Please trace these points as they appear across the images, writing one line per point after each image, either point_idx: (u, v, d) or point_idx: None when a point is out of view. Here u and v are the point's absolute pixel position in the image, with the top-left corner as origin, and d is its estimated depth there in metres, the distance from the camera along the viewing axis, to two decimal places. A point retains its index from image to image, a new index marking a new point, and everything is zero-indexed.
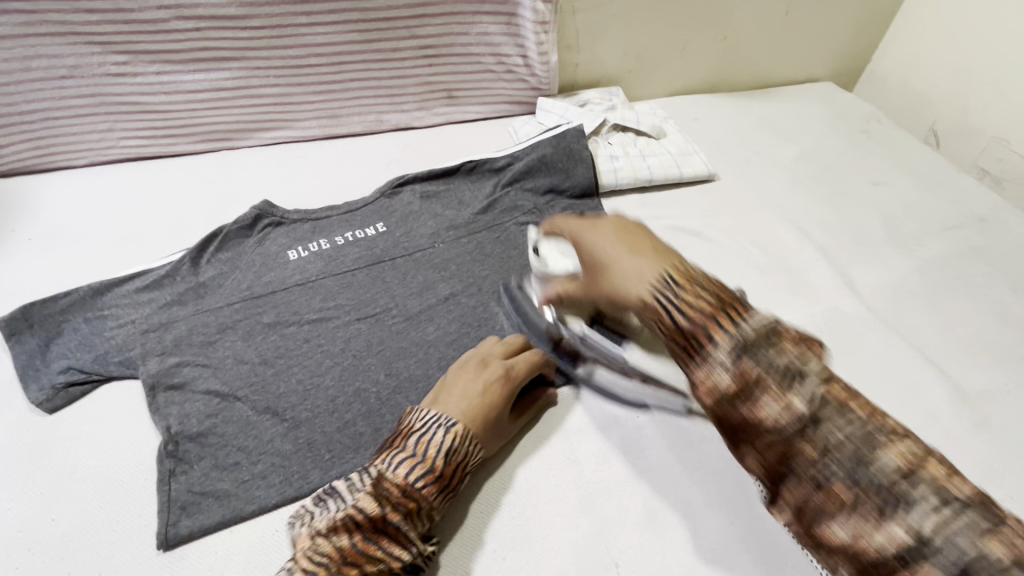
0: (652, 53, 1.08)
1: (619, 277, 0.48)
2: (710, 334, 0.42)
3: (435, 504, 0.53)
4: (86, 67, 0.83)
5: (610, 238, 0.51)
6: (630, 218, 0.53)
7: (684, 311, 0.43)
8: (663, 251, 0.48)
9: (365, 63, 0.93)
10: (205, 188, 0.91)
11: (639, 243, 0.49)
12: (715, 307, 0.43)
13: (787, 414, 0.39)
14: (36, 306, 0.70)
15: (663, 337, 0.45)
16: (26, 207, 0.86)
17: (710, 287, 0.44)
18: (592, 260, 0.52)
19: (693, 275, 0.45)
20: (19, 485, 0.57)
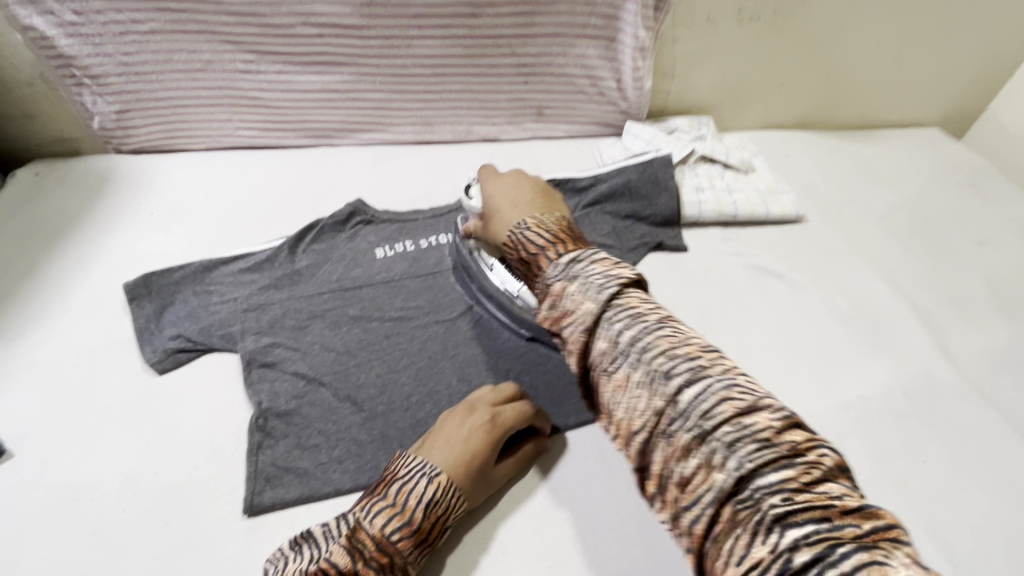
0: (748, 85, 1.06)
1: (497, 220, 0.63)
2: (541, 261, 0.55)
3: (409, 559, 0.51)
4: (219, 62, 0.91)
5: (501, 194, 0.64)
6: (519, 176, 0.66)
7: (529, 245, 0.56)
8: (533, 202, 0.62)
9: (464, 76, 0.97)
10: (306, 180, 0.97)
11: (518, 198, 0.63)
12: (554, 242, 0.55)
13: (640, 372, 0.46)
14: (155, 276, 0.77)
15: (520, 263, 0.59)
16: (150, 184, 0.96)
17: (552, 227, 0.57)
18: (486, 209, 0.65)
19: (542, 221, 0.58)
20: (130, 436, 0.63)
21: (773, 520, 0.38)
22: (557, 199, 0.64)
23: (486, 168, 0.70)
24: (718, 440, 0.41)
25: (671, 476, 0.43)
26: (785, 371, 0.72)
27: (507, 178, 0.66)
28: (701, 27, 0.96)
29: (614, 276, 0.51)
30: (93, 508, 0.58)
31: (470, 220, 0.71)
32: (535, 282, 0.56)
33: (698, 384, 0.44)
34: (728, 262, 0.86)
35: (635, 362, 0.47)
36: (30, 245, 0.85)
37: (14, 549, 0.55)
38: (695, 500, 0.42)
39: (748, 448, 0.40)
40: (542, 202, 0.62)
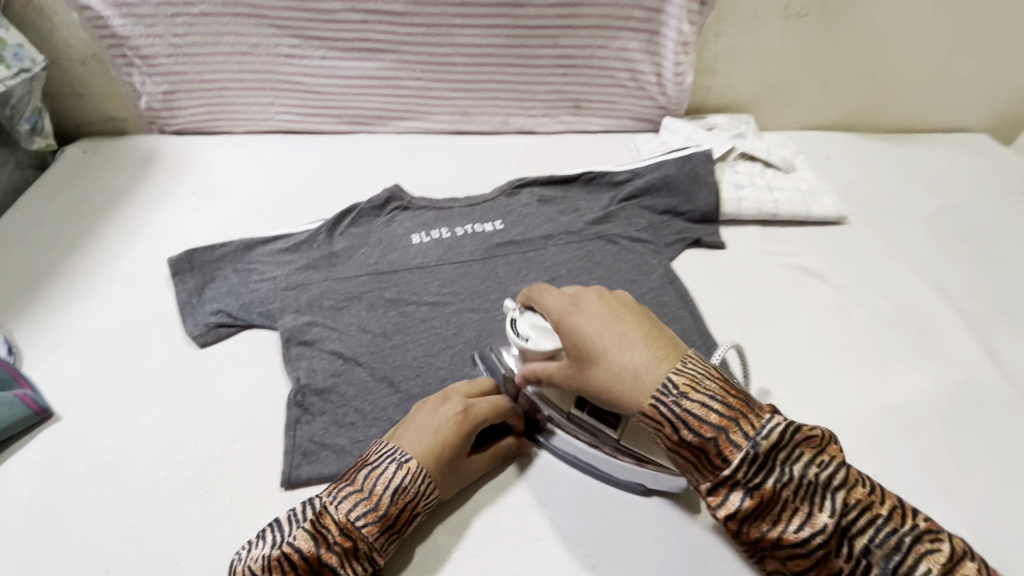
0: (791, 84, 1.04)
1: (609, 373, 0.50)
2: (724, 446, 0.45)
3: (374, 545, 0.50)
4: (265, 46, 0.93)
5: (605, 331, 0.51)
6: (614, 304, 0.53)
7: (696, 423, 0.46)
8: (655, 345, 0.50)
9: (504, 66, 0.97)
10: (344, 165, 0.98)
11: (631, 336, 0.50)
12: (726, 416, 0.45)
13: (829, 535, 0.43)
14: (198, 253, 0.79)
15: (671, 445, 0.47)
16: (193, 164, 0.98)
17: (711, 389, 0.47)
18: (583, 352, 0.51)
19: (693, 378, 0.47)
20: (173, 406, 0.65)
21: None
22: (669, 332, 0.53)
23: (548, 290, 0.58)
24: None
25: None
26: (825, 373, 0.71)
27: (595, 307, 0.53)
28: (746, 22, 0.95)
29: (783, 424, 0.45)
30: (136, 473, 0.59)
31: (540, 364, 0.56)
32: (712, 475, 0.46)
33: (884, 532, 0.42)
34: (768, 261, 0.85)
35: (810, 512, 0.43)
36: (78, 220, 0.87)
37: (61, 509, 0.56)
38: None
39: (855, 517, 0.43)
40: (665, 344, 0.50)
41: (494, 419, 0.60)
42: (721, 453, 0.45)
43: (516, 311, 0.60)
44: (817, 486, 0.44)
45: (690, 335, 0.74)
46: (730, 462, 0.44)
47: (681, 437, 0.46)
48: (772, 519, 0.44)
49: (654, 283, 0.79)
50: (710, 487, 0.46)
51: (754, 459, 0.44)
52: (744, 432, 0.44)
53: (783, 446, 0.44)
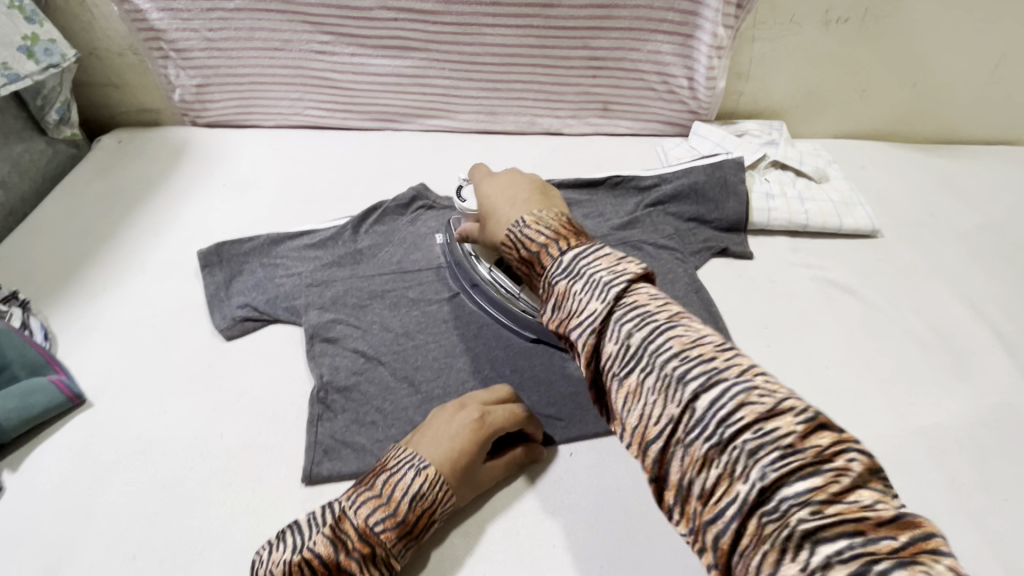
0: (826, 90, 1.01)
1: (495, 218, 0.60)
2: (545, 258, 0.51)
3: (392, 551, 0.51)
4: (297, 42, 0.93)
5: (501, 192, 0.62)
6: (518, 175, 0.64)
7: (529, 244, 0.53)
8: (535, 198, 0.59)
9: (533, 67, 0.97)
10: (371, 162, 0.99)
11: (519, 195, 0.60)
12: (554, 238, 0.52)
13: (654, 376, 0.42)
14: (227, 246, 0.80)
15: (521, 266, 0.55)
16: (223, 157, 0.99)
17: (552, 223, 0.53)
18: (482, 210, 0.63)
19: (542, 215, 0.55)
20: (200, 397, 0.66)
21: (813, 547, 0.33)
22: (557, 198, 0.62)
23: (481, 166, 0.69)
24: (752, 454, 0.36)
25: (699, 495, 0.38)
26: (854, 392, 0.70)
27: (501, 176, 0.65)
28: (784, 27, 0.92)
29: (620, 270, 0.47)
30: (163, 461, 0.60)
31: (465, 221, 0.69)
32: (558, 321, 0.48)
33: (721, 389, 0.39)
34: (796, 273, 0.83)
35: (609, 325, 0.45)
36: (112, 209, 0.89)
37: (92, 493, 0.58)
38: (729, 523, 0.37)
39: (769, 457, 0.36)
40: (546, 199, 0.60)
41: (510, 426, 0.60)
42: (615, 365, 0.44)
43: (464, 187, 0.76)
44: (769, 413, 0.37)
45: None
46: (545, 268, 0.51)
47: (521, 254, 0.54)
48: (563, 309, 0.47)
49: (679, 292, 0.78)
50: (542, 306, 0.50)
51: (668, 375, 0.41)
52: (561, 245, 0.51)
53: (589, 256, 0.49)
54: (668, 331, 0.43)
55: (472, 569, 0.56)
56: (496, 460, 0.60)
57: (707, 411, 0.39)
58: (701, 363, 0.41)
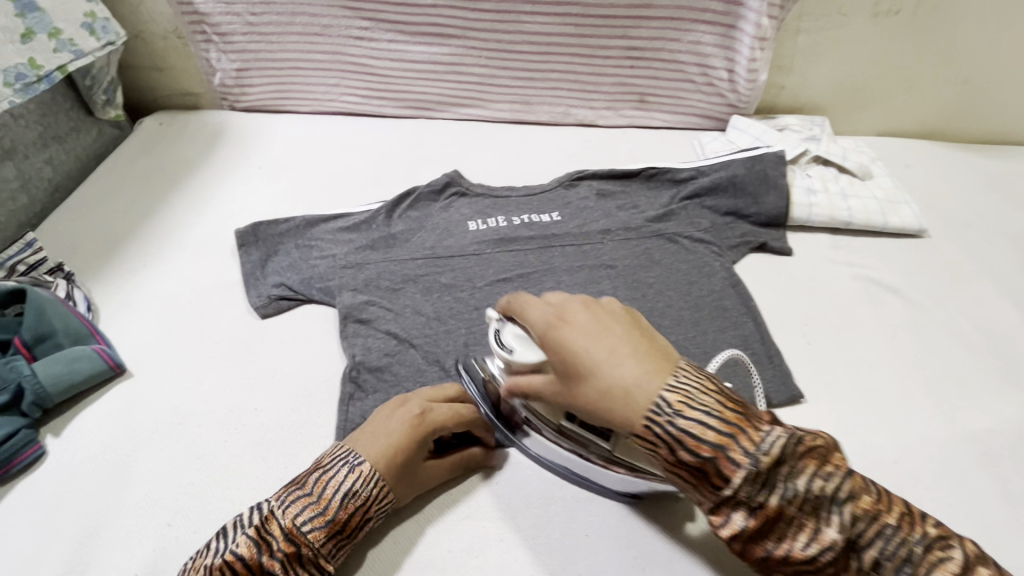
0: (872, 86, 0.98)
1: (600, 392, 0.45)
2: (723, 466, 0.42)
3: (320, 551, 0.49)
4: (336, 27, 0.94)
5: (594, 343, 0.47)
6: (603, 316, 0.49)
7: (693, 444, 0.42)
8: (650, 359, 0.46)
9: (570, 56, 0.96)
10: (404, 149, 0.99)
11: (622, 349, 0.46)
12: (727, 432, 0.42)
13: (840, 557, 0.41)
14: (263, 226, 0.81)
15: (666, 463, 0.44)
16: (260, 140, 1.00)
17: (710, 406, 0.43)
18: (571, 368, 0.47)
19: (687, 393, 0.44)
20: (235, 373, 0.67)
21: None
22: (656, 336, 0.49)
23: (533, 301, 0.52)
24: None
25: None
26: (897, 394, 0.67)
27: (580, 318, 0.49)
28: (831, 18, 0.90)
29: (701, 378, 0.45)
30: (199, 434, 0.61)
31: (521, 371, 0.53)
32: (716, 497, 0.42)
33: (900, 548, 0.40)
34: (838, 271, 0.81)
35: (799, 517, 0.41)
36: (152, 188, 0.91)
37: (130, 461, 0.59)
38: None
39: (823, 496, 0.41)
40: (660, 354, 0.47)
41: (455, 427, 0.58)
42: (752, 500, 0.41)
43: (495, 324, 0.57)
44: (820, 494, 0.41)
45: (752, 341, 0.71)
46: (729, 480, 0.41)
47: (681, 458, 0.43)
48: (772, 530, 0.42)
49: (715, 286, 0.77)
50: (711, 505, 0.43)
51: (768, 471, 0.41)
52: (745, 445, 0.41)
53: (780, 455, 0.41)
54: (848, 502, 0.41)
55: (503, 553, 0.55)
56: (436, 461, 0.58)
57: (797, 492, 0.41)
58: (882, 530, 0.40)
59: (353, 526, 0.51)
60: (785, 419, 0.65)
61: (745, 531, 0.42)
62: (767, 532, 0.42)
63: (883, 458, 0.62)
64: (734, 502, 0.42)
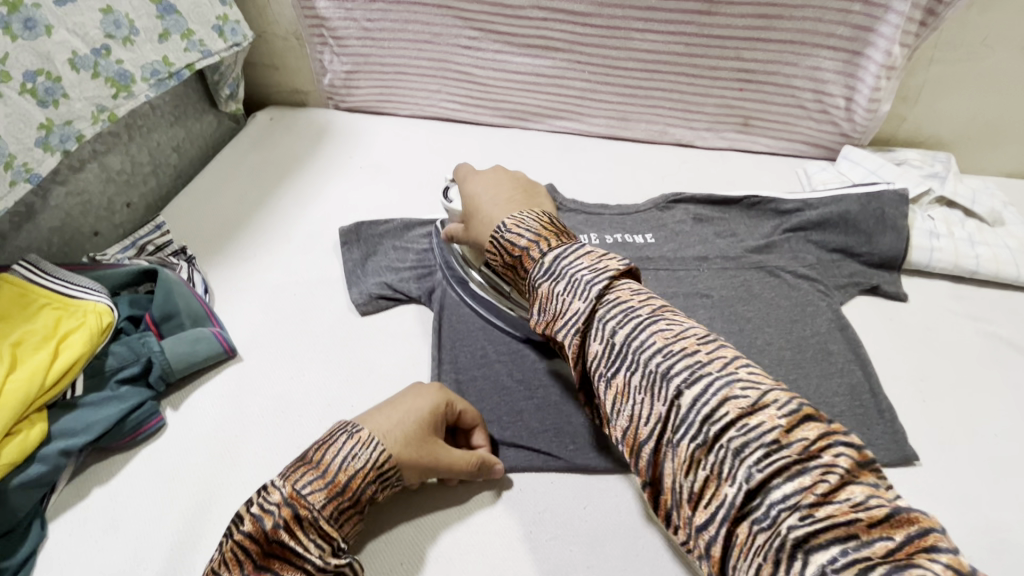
0: (1009, 124, 0.90)
1: (481, 216, 0.66)
2: (528, 260, 0.58)
3: (320, 513, 0.48)
4: (446, 35, 0.96)
5: (486, 192, 0.68)
6: (504, 177, 0.70)
7: (513, 248, 0.59)
8: (512, 199, 0.66)
9: (676, 75, 0.93)
10: (497, 158, 1.00)
11: (504, 198, 0.66)
12: (536, 240, 0.58)
13: (707, 450, 0.40)
14: (365, 226, 0.84)
15: (504, 267, 0.62)
16: (361, 140, 1.04)
17: (531, 223, 0.60)
18: (469, 209, 0.68)
19: (524, 216, 0.61)
20: (333, 366, 0.70)
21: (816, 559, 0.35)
22: (537, 195, 0.69)
23: (466, 169, 0.73)
24: (794, 524, 0.36)
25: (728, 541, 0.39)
26: None
27: (481, 179, 0.70)
28: (970, 49, 0.83)
29: (601, 270, 0.52)
30: (301, 422, 0.64)
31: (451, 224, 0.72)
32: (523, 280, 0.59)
33: (774, 456, 0.38)
34: (960, 325, 0.74)
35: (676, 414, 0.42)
36: (262, 180, 0.96)
37: (237, 441, 0.63)
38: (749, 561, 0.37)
39: (757, 457, 0.38)
40: (529, 199, 0.67)
41: (458, 408, 0.60)
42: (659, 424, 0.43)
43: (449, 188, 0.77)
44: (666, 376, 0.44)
45: (861, 392, 0.67)
46: (529, 268, 0.58)
47: (504, 256, 0.61)
48: (553, 318, 0.53)
49: (820, 327, 0.73)
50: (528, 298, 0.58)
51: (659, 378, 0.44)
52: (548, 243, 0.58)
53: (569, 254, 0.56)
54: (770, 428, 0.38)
55: None
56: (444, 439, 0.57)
57: (703, 425, 0.41)
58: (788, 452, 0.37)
59: (352, 490, 0.50)
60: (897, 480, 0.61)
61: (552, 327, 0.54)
62: (682, 471, 0.42)
63: (1013, 538, 0.57)
64: (531, 284, 0.57)
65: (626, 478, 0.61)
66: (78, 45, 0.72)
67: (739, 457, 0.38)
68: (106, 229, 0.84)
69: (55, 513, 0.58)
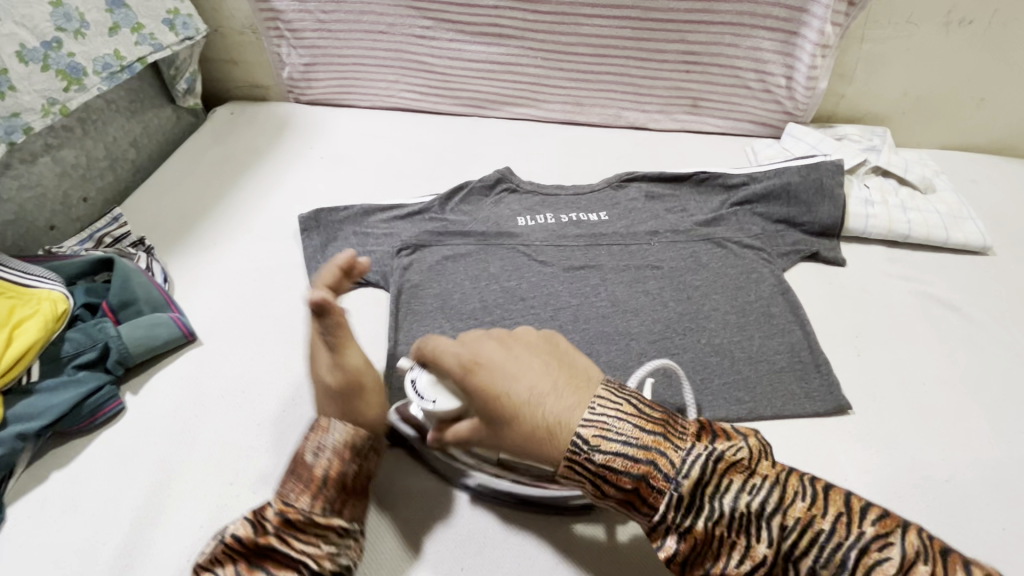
0: (938, 99, 0.95)
1: (531, 421, 0.47)
2: (651, 492, 0.44)
3: (312, 511, 0.50)
4: (400, 26, 0.98)
5: (517, 382, 0.48)
6: (518, 350, 0.51)
7: (615, 475, 0.45)
8: (570, 388, 0.48)
9: (625, 59, 0.97)
10: (457, 145, 1.02)
11: (545, 384, 0.48)
12: (646, 459, 0.44)
13: None
14: (325, 213, 0.85)
15: (601, 495, 0.47)
16: (321, 132, 1.05)
17: (626, 430, 0.45)
18: (494, 412, 0.48)
19: (608, 423, 0.46)
20: (293, 349, 0.71)
21: None
22: (570, 360, 0.52)
23: (444, 342, 0.52)
24: None
25: None
26: (953, 413, 0.66)
27: (496, 357, 0.50)
28: (898, 27, 0.88)
29: (744, 484, 0.43)
30: (260, 401, 0.66)
31: (446, 422, 0.52)
32: (647, 520, 0.45)
33: None
34: (893, 285, 0.79)
35: None
36: (221, 173, 0.96)
37: (199, 423, 0.64)
38: None
39: None
40: (578, 381, 0.49)
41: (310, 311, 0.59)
42: None
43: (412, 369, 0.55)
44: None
45: (800, 350, 0.71)
46: (655, 504, 0.44)
47: (607, 487, 0.45)
48: (705, 556, 0.43)
49: (763, 292, 0.76)
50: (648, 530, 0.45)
51: (740, 517, 0.42)
52: (668, 458, 0.44)
53: (704, 478, 0.43)
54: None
55: (543, 533, 0.57)
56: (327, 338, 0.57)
57: None
58: None
59: (333, 476, 0.52)
60: (831, 429, 0.65)
61: (682, 555, 0.43)
62: None
63: (936, 475, 0.61)
64: (664, 526, 0.44)
65: None
66: (26, 37, 0.72)
67: None
68: (63, 223, 0.84)
69: (14, 497, 0.58)
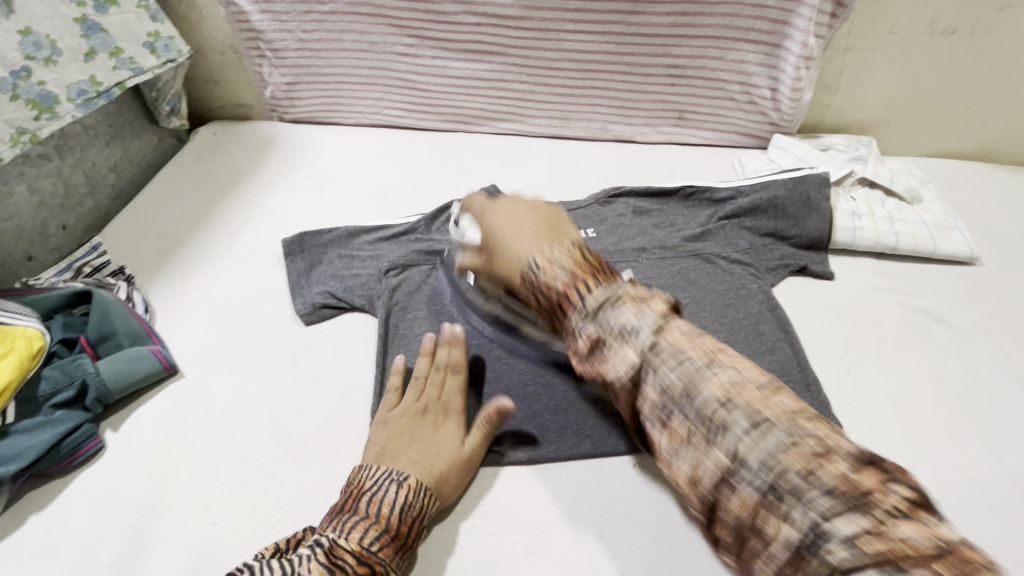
0: (923, 107, 0.95)
1: (506, 253, 0.57)
2: (567, 305, 0.50)
3: (389, 563, 0.51)
4: (383, 44, 0.97)
5: (507, 228, 0.58)
6: (522, 208, 0.60)
7: (547, 290, 0.51)
8: (544, 234, 0.56)
9: (610, 73, 0.96)
10: (443, 162, 1.01)
11: (527, 229, 0.57)
12: (574, 283, 0.50)
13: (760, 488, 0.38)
14: (309, 237, 0.84)
15: (539, 309, 0.54)
16: (306, 151, 1.04)
17: (566, 261, 0.52)
18: (489, 246, 0.60)
19: (555, 256, 0.52)
20: (277, 379, 0.70)
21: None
22: (564, 224, 0.58)
23: (478, 198, 0.66)
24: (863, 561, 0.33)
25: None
26: (944, 429, 0.66)
27: (504, 210, 0.61)
28: (881, 37, 0.88)
29: (647, 313, 0.46)
30: (244, 435, 0.64)
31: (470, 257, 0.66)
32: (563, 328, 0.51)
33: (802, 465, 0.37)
34: (882, 298, 0.79)
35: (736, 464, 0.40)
36: (204, 196, 0.95)
37: (181, 460, 0.62)
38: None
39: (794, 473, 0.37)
40: (556, 234, 0.56)
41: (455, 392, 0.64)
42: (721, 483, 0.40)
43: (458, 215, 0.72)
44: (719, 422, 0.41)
45: (790, 368, 0.70)
46: (567, 316, 0.50)
47: (539, 297, 0.53)
48: (598, 362, 0.47)
49: (752, 309, 0.76)
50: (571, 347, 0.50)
51: (625, 330, 0.46)
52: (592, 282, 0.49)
53: (613, 300, 0.47)
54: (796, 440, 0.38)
55: (533, 567, 0.56)
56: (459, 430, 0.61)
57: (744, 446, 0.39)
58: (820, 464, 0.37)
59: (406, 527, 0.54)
60: None
61: (582, 358, 0.49)
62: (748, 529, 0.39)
63: (929, 495, 0.61)
64: (572, 333, 0.49)
65: (568, 466, 0.63)
66: None
67: (782, 479, 0.37)
68: (41, 253, 0.83)
69: None
